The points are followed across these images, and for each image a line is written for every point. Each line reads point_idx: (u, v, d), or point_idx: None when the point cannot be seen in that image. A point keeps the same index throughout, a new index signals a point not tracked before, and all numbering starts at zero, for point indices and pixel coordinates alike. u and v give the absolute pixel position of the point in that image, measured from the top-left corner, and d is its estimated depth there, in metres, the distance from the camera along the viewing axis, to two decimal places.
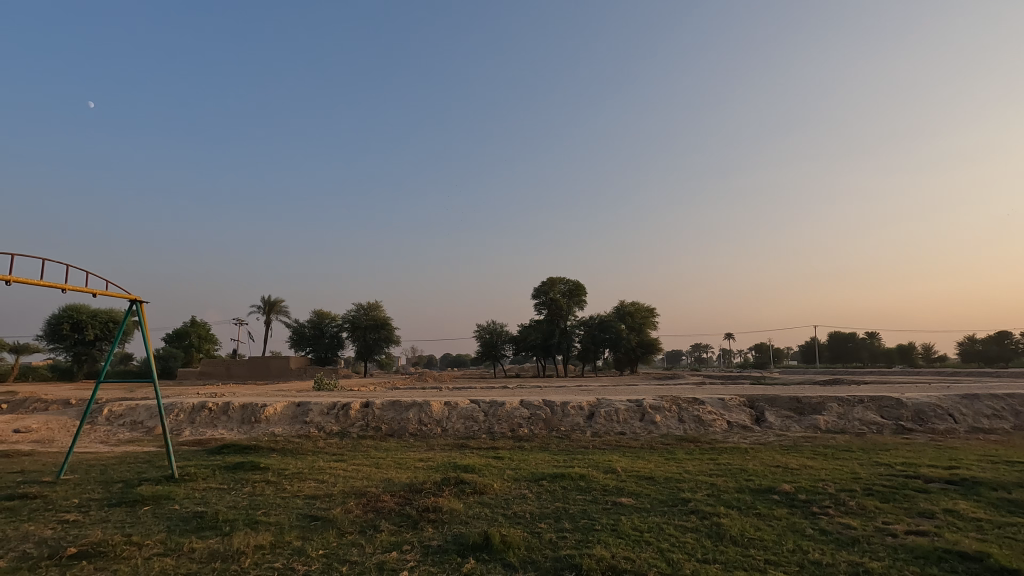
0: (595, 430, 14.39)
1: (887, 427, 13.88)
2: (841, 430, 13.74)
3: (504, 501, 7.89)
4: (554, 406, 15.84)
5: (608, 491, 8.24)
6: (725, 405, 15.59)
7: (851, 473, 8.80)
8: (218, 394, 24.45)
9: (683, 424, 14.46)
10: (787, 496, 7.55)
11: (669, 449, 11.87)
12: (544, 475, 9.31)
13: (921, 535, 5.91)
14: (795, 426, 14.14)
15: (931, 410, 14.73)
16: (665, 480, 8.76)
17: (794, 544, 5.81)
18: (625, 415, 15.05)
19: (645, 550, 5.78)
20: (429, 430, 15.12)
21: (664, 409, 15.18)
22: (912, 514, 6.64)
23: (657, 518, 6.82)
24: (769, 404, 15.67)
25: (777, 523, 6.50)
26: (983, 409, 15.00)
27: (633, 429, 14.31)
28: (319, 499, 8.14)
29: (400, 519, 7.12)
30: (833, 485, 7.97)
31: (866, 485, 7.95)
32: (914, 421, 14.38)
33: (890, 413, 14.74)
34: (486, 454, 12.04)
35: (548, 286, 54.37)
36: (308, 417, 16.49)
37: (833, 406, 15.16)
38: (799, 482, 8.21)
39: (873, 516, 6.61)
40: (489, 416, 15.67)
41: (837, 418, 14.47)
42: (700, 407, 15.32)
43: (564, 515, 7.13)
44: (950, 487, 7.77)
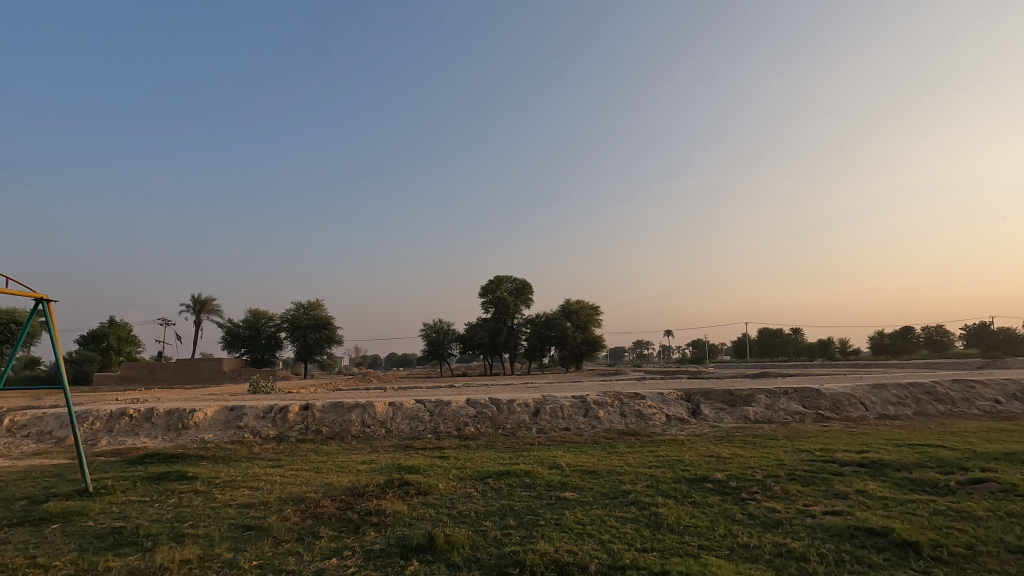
0: (540, 427, 14.58)
1: (808, 416, 14.97)
2: (768, 420, 14.70)
3: (449, 500, 7.84)
4: (500, 404, 15.88)
5: (553, 486, 8.37)
6: (664, 399, 16.23)
7: (777, 460, 9.40)
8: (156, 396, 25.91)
9: (625, 418, 14.93)
10: (719, 484, 7.97)
11: (611, 443, 12.24)
12: (490, 473, 9.35)
13: (836, 515, 6.41)
14: (728, 417, 14.98)
15: (846, 399, 16.01)
16: (607, 473, 9.01)
17: (725, 529, 6.15)
18: (570, 411, 15.34)
19: (587, 542, 5.93)
20: (373, 431, 14.80)
21: (607, 404, 15.59)
22: (829, 496, 7.19)
23: (599, 511, 7.00)
24: (704, 397, 16.46)
25: (710, 509, 6.85)
26: (890, 397, 16.48)
27: (577, 424, 14.63)
28: (253, 507, 7.74)
29: (341, 524, 6.92)
30: (761, 472, 8.51)
31: (789, 470, 8.54)
32: (831, 410, 15.58)
33: (811, 403, 15.90)
34: (432, 454, 11.92)
35: (495, 284, 54.47)
36: (242, 421, 15.65)
37: (761, 398, 16.12)
38: (730, 470, 8.69)
39: (795, 499, 7.11)
40: (435, 416, 15.49)
41: (765, 409, 15.43)
42: (641, 402, 15.87)
43: (508, 512, 7.18)
44: (861, 470, 8.49)
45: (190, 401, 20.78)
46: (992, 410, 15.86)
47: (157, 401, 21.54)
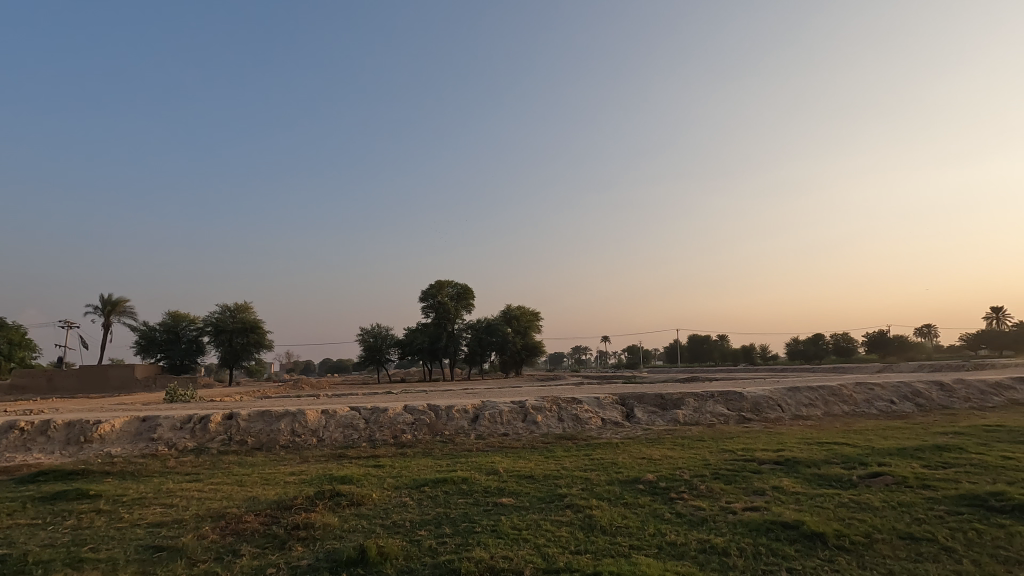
0: (479, 433, 14.55)
1: (732, 418, 15.91)
2: (695, 421, 15.48)
3: (383, 511, 7.62)
4: (439, 410, 15.64)
5: (490, 492, 8.36)
6: (600, 403, 16.66)
7: (703, 460, 9.88)
8: (54, 407, 23.41)
9: (563, 422, 15.19)
10: (650, 485, 8.28)
11: (549, 448, 12.42)
12: (427, 480, 9.18)
13: (755, 510, 6.84)
14: (659, 420, 15.61)
15: (765, 401, 17.16)
16: (544, 478, 9.10)
17: (654, 528, 6.38)
18: (509, 416, 15.39)
19: (523, 547, 5.95)
20: (304, 441, 14.15)
21: (545, 409, 15.77)
22: (748, 493, 7.66)
23: (536, 515, 7.06)
24: (637, 401, 17.07)
25: (641, 510, 7.09)
26: (803, 399, 17.84)
27: (516, 430, 14.71)
28: (166, 526, 7.15)
29: (265, 540, 6.54)
30: (688, 472, 8.92)
31: (713, 470, 9.01)
32: (752, 411, 16.64)
33: (735, 405, 16.90)
34: (367, 463, 11.54)
35: (436, 288, 53.82)
36: (155, 433, 14.44)
37: (690, 401, 16.93)
38: (660, 471, 9.05)
39: (719, 497, 7.50)
40: (370, 423, 15.01)
41: (693, 412, 16.22)
42: (578, 406, 16.19)
43: (445, 520, 7.08)
44: (777, 467, 9.11)
45: (96, 411, 19.00)
46: (888, 409, 17.58)
47: (55, 412, 19.53)
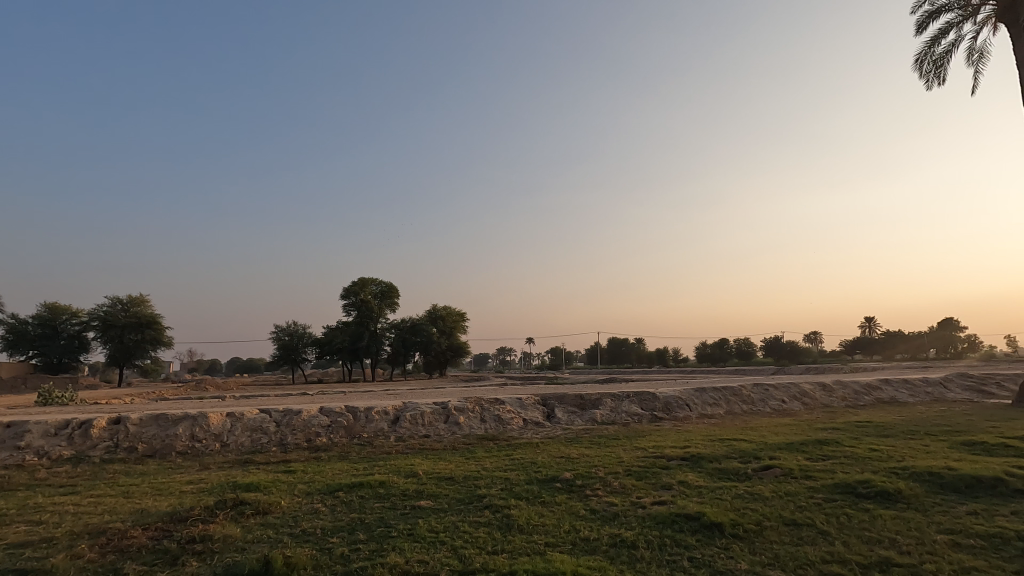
0: (399, 435, 14.23)
1: (645, 417, 16.77)
2: (612, 421, 16.15)
3: (292, 518, 7.21)
4: (357, 412, 15.08)
5: (408, 495, 8.19)
6: (522, 404, 16.87)
7: (617, 458, 10.32)
8: None
9: (485, 423, 15.23)
10: (567, 483, 8.52)
11: (470, 449, 12.40)
12: (341, 485, 8.81)
13: (662, 504, 7.26)
14: (578, 420, 16.13)
15: (675, 401, 18.26)
16: (464, 479, 9.07)
17: (569, 525, 6.56)
18: (430, 418, 15.16)
19: (439, 550, 5.89)
20: (205, 446, 13.08)
21: (468, 410, 15.72)
22: (657, 488, 8.11)
23: (453, 517, 7.01)
24: (558, 401, 17.50)
25: (558, 508, 7.27)
26: (709, 398, 19.19)
27: (437, 431, 14.53)
28: (31, 547, 6.29)
29: (154, 556, 5.96)
30: (603, 469, 9.27)
31: (626, 467, 9.45)
32: (663, 411, 17.64)
33: (648, 405, 17.83)
34: (277, 469, 10.88)
35: (359, 285, 52.04)
36: (23, 441, 12.68)
37: (607, 401, 17.63)
38: (577, 470, 9.33)
39: (630, 492, 7.88)
40: (281, 426, 14.17)
41: (610, 411, 16.91)
42: (501, 407, 16.30)
43: (359, 526, 6.84)
44: (683, 463, 9.73)
45: None
46: (779, 407, 19.37)
47: None
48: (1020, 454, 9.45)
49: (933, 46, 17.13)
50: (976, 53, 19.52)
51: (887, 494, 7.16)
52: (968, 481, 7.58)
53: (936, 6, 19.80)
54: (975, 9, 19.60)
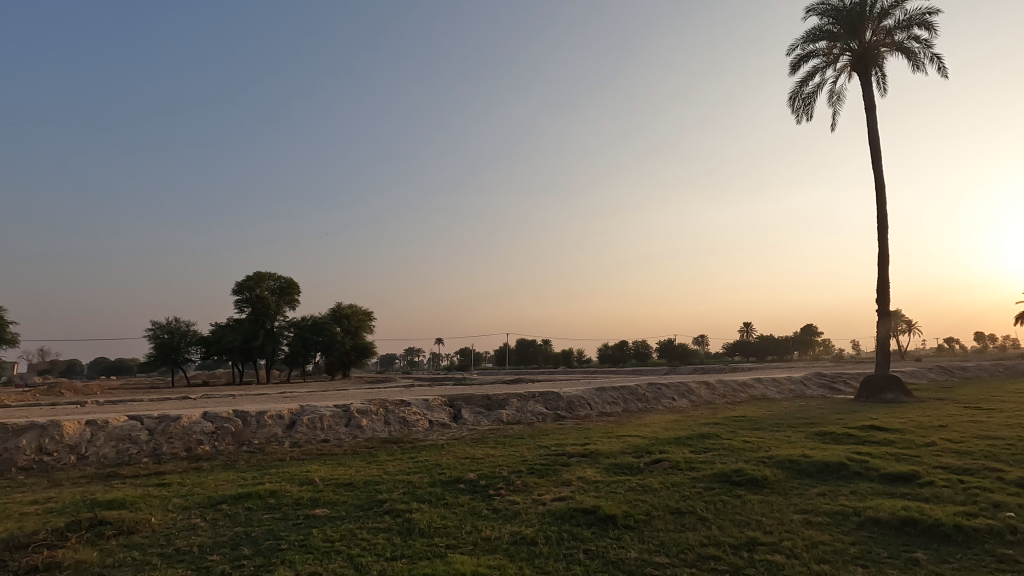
0: (294, 440, 13.37)
1: (549, 416, 17.29)
2: (517, 421, 16.45)
3: (165, 537, 6.48)
4: (247, 416, 13.90)
5: (302, 504, 7.72)
6: (428, 405, 16.59)
7: (521, 457, 10.53)
8: None
9: (389, 426, 14.77)
10: (471, 483, 8.53)
11: (372, 452, 11.98)
12: (225, 497, 8.08)
13: (561, 500, 7.51)
14: (485, 420, 16.23)
15: (578, 400, 19.04)
16: (364, 484, 8.73)
17: (471, 526, 6.57)
18: (330, 421, 14.40)
19: (334, 560, 5.62)
20: (57, 460, 11.34)
21: (371, 413, 15.14)
22: (557, 484, 8.39)
23: (351, 525, 6.72)
24: (465, 402, 17.46)
25: (460, 509, 7.25)
26: (609, 397, 20.24)
27: (337, 436, 13.86)
28: None
29: None
30: (506, 469, 9.41)
31: (529, 465, 9.67)
32: (566, 410, 18.31)
33: (552, 404, 18.38)
34: (149, 481, 9.73)
35: (255, 280, 48.23)
36: None
37: (513, 401, 17.92)
38: (481, 470, 9.38)
39: (531, 490, 8.06)
40: (155, 434, 12.68)
41: (516, 411, 17.22)
42: (406, 408, 15.90)
43: (244, 540, 6.32)
44: (583, 459, 10.17)
45: None
46: (670, 405, 20.94)
47: None
48: (859, 441, 11.06)
49: (803, 86, 19.53)
50: (835, 95, 22.57)
51: (755, 481, 8.02)
52: (819, 466, 8.72)
53: (806, 50, 22.56)
54: (836, 57, 22.65)
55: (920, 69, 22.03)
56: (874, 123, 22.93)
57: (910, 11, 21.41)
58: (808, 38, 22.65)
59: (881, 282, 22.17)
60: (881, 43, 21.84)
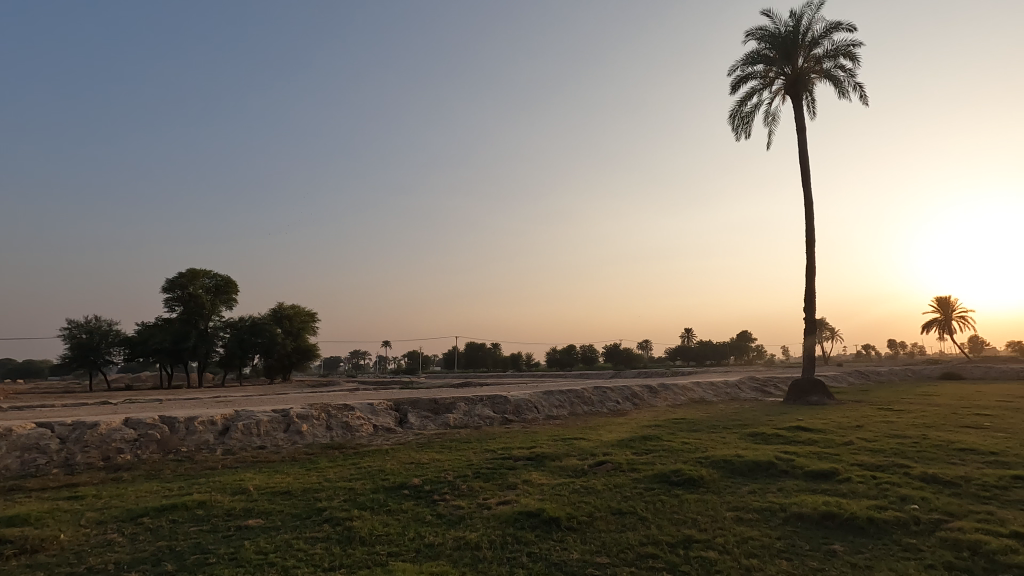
0: (227, 448, 12.66)
1: (496, 420, 17.29)
2: (464, 425, 16.35)
3: (75, 555, 5.96)
4: (175, 422, 13.02)
5: (234, 514, 7.31)
6: (372, 409, 16.18)
7: (467, 461, 10.46)
8: None
9: (331, 431, 14.27)
10: (415, 489, 8.38)
11: (312, 459, 11.54)
12: (147, 509, 7.52)
13: (506, 504, 7.52)
14: (431, 424, 16.01)
15: (525, 404, 19.16)
16: (302, 492, 8.38)
17: (414, 532, 6.45)
18: (267, 427, 13.75)
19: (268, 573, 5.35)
20: None
21: (312, 417, 14.57)
22: (502, 488, 8.39)
23: (287, 535, 6.43)
24: (411, 406, 17.16)
25: (404, 515, 7.10)
26: (556, 401, 20.50)
27: (274, 442, 13.25)
28: None
29: None
30: (452, 473, 9.32)
31: (475, 469, 9.62)
32: (514, 413, 18.38)
33: (499, 408, 18.40)
34: (58, 495, 8.91)
35: (188, 278, 45.48)
36: None
37: (461, 405, 17.79)
38: (426, 475, 9.24)
39: (477, 495, 8.01)
40: (68, 443, 11.65)
41: (463, 415, 17.10)
42: (350, 413, 15.42)
43: (167, 555, 5.91)
44: (528, 462, 10.23)
45: None
46: (614, 408, 21.48)
47: None
48: (786, 441, 11.77)
49: (742, 105, 20.67)
50: (770, 116, 24.04)
51: (692, 481, 8.35)
52: (751, 465, 9.20)
53: (745, 72, 23.89)
54: (771, 80, 24.12)
55: (845, 96, 23.81)
56: (804, 144, 24.58)
57: (836, 42, 23.13)
58: (747, 61, 24.01)
59: (809, 292, 23.74)
60: (812, 70, 23.46)
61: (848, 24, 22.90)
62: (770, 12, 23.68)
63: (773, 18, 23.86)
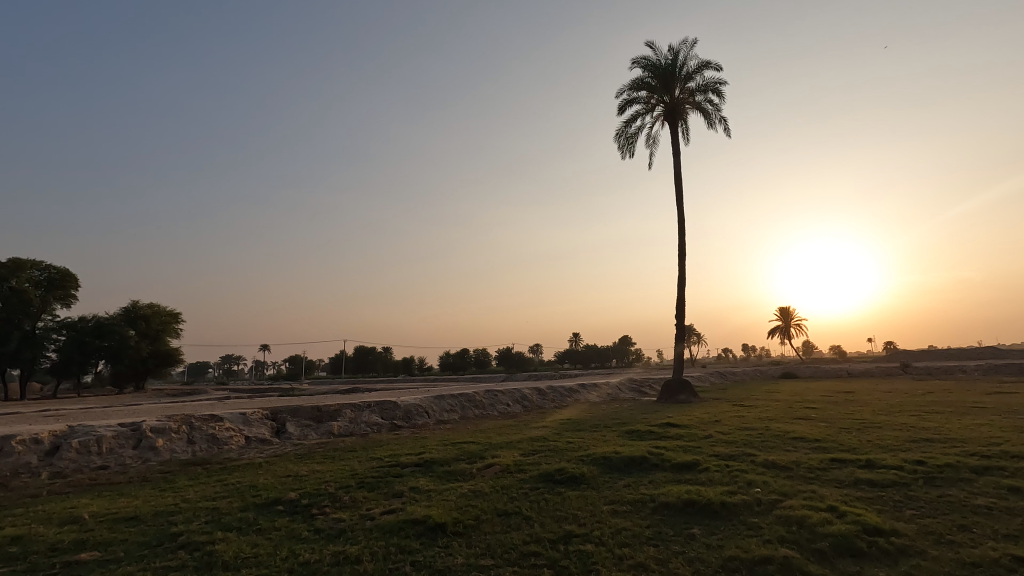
0: (57, 471, 10.76)
1: (384, 426, 16.72)
2: (349, 433, 15.58)
3: None
4: None
5: (62, 549, 6.21)
6: (245, 420, 14.76)
7: (350, 470, 9.97)
8: None
9: (193, 445, 12.76)
10: (291, 504, 7.79)
11: (168, 478, 10.22)
12: None
13: (391, 513, 7.29)
14: (312, 434, 15.03)
15: (415, 409, 18.79)
16: (153, 517, 7.38)
17: (287, 551, 5.99)
18: (111, 444, 11.91)
19: None
20: None
21: (170, 431, 12.90)
22: (388, 497, 8.11)
23: (132, 567, 5.62)
24: (290, 415, 15.94)
25: (276, 533, 6.57)
26: (447, 405, 20.35)
27: (120, 461, 11.53)
28: None
29: None
30: (333, 485, 8.81)
31: (358, 479, 9.19)
32: (403, 419, 17.92)
33: (388, 414, 17.82)
34: None
35: (10, 269, 38.04)
36: None
37: (346, 412, 16.92)
38: (304, 488, 8.63)
39: (360, 506, 7.66)
40: None
41: (348, 423, 16.28)
42: (216, 424, 13.90)
43: None
44: (416, 469, 10.02)
45: None
46: (504, 410, 21.89)
47: None
48: (657, 437, 12.86)
49: (627, 127, 22.32)
50: (651, 138, 26.25)
51: (574, 478, 8.78)
52: (627, 460, 9.91)
53: (630, 96, 25.84)
54: (653, 106, 26.38)
55: (712, 127, 26.75)
56: (679, 167, 27.19)
57: (706, 78, 25.93)
58: (633, 86, 25.97)
59: (680, 302, 26.22)
60: (686, 100, 26.04)
61: (716, 63, 25.76)
62: (653, 44, 25.84)
63: (655, 49, 26.07)
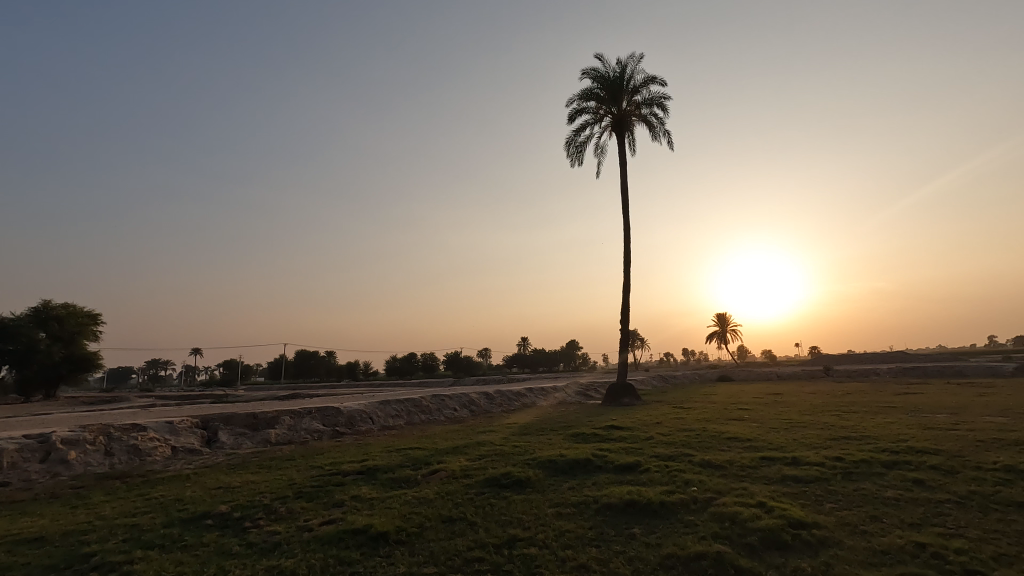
0: None
1: (325, 433, 16.13)
2: (288, 441, 14.92)
3: None
4: None
5: None
6: (171, 429, 13.81)
7: (288, 480, 9.54)
8: None
9: (111, 457, 11.80)
10: (221, 517, 7.35)
11: (81, 493, 9.39)
12: None
13: (331, 523, 7.03)
14: (247, 443, 14.27)
15: (359, 414, 18.25)
16: (63, 537, 6.75)
17: (216, 568, 5.64)
18: (14, 458, 10.80)
19: None
20: None
21: (85, 442, 11.86)
22: (327, 507, 7.82)
23: None
24: (223, 423, 15.06)
25: (203, 550, 6.17)
26: (392, 410, 19.91)
27: (24, 477, 10.48)
28: None
29: None
30: (269, 496, 8.39)
31: (297, 489, 8.81)
32: (346, 425, 17.36)
33: (330, 420, 17.21)
34: None
35: None
36: None
37: (285, 419, 16.19)
38: (237, 500, 8.17)
39: (297, 517, 7.34)
40: None
41: (287, 430, 15.58)
42: (139, 434, 12.92)
43: None
44: (358, 477, 9.73)
45: None
46: (451, 415, 21.68)
47: None
48: (601, 439, 13.14)
49: (577, 135, 22.81)
50: (599, 147, 26.96)
51: (520, 482, 8.81)
52: (571, 463, 10.06)
53: (580, 105, 26.45)
54: (601, 116, 27.12)
55: (657, 139, 27.81)
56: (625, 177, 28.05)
57: (652, 92, 26.97)
58: (582, 95, 26.60)
59: (625, 307, 27.00)
60: (633, 113, 26.95)
61: (660, 79, 26.85)
62: (602, 56, 26.61)
63: (604, 62, 26.85)
